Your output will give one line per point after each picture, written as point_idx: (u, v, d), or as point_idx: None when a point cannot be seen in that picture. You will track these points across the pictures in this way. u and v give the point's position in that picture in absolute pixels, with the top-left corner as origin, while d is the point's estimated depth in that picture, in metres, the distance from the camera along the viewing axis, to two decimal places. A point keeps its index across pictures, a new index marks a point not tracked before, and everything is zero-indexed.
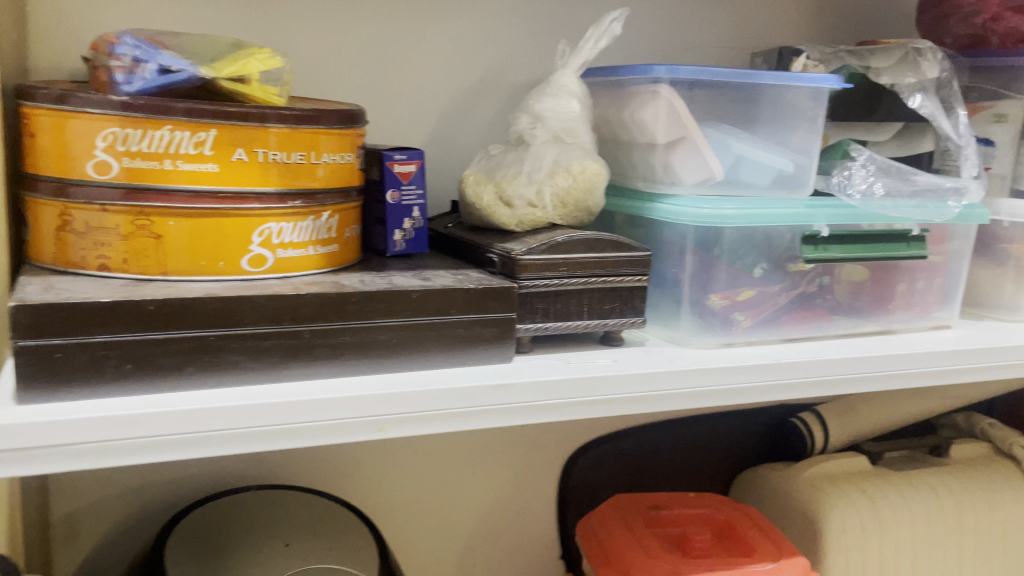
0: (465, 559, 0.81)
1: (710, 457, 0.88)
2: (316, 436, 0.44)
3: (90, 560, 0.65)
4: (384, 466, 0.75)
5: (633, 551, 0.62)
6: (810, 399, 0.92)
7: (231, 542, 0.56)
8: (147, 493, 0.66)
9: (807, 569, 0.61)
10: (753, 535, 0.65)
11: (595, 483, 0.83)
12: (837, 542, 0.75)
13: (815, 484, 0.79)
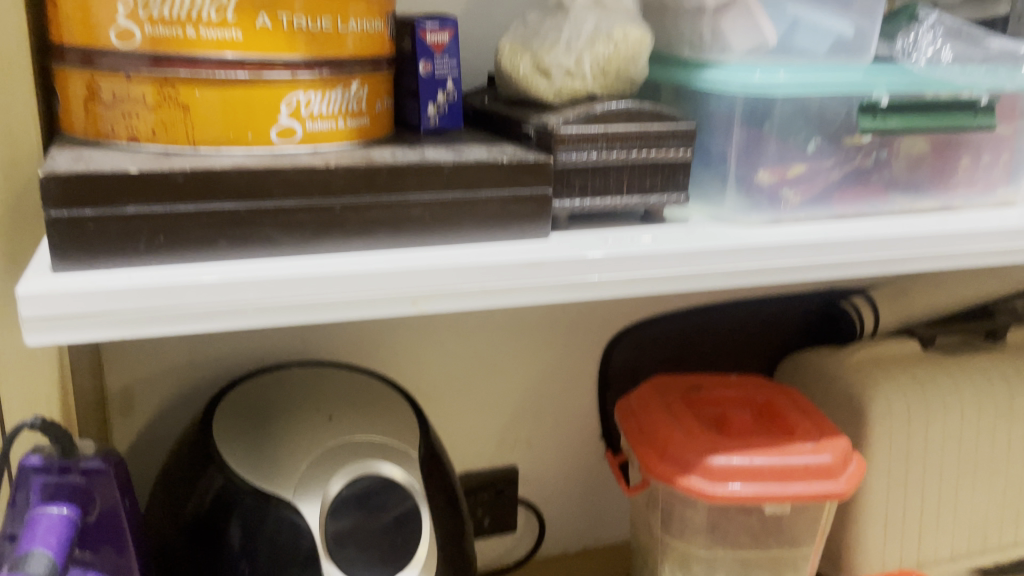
0: (507, 437, 0.82)
1: (754, 341, 0.87)
2: (350, 310, 0.44)
3: (146, 430, 0.68)
4: (426, 345, 0.76)
5: (671, 429, 0.62)
6: (860, 284, 0.89)
7: (276, 412, 0.58)
8: (197, 368, 0.68)
9: (848, 450, 0.60)
10: (794, 416, 0.64)
11: (636, 364, 0.84)
12: (881, 424, 0.75)
13: (860, 368, 0.77)
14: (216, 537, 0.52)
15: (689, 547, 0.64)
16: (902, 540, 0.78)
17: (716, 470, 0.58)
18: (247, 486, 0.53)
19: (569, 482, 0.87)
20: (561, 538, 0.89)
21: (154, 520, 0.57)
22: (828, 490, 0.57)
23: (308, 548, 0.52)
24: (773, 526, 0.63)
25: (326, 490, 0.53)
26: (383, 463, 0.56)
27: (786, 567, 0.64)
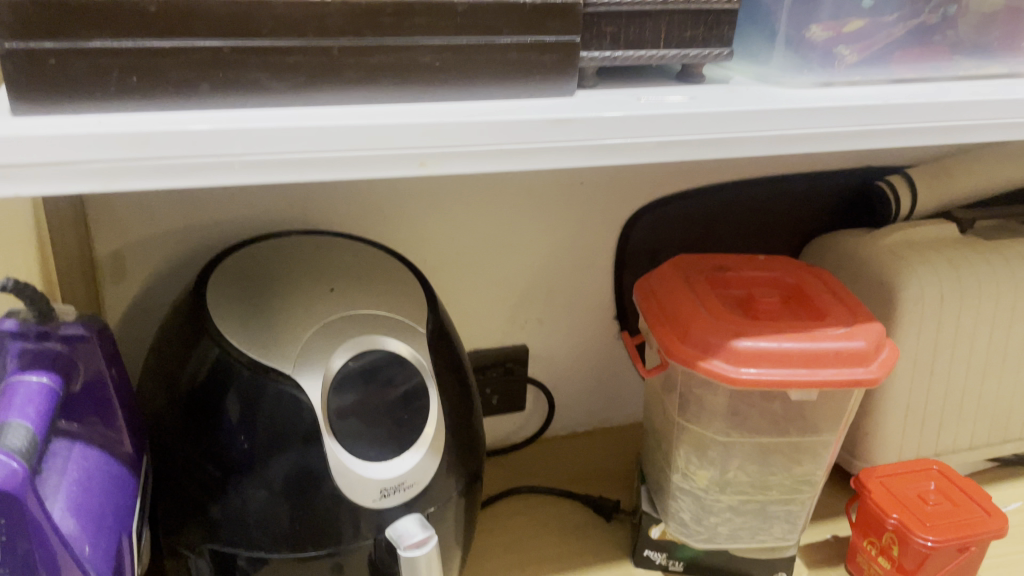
0: (518, 315, 0.79)
1: (781, 220, 0.82)
2: (351, 169, 0.39)
3: (140, 298, 0.65)
4: (435, 216, 0.71)
5: (694, 310, 0.58)
6: (898, 163, 0.84)
7: (273, 281, 0.54)
8: (191, 234, 0.64)
9: (881, 336, 0.57)
10: (824, 299, 0.61)
11: (655, 244, 0.79)
12: (912, 310, 0.71)
13: (894, 253, 0.73)
14: (212, 410, 0.50)
15: (704, 431, 0.62)
16: (922, 430, 0.77)
17: (742, 354, 0.54)
18: (244, 359, 0.50)
19: (580, 363, 0.85)
20: (570, 418, 0.88)
21: (150, 391, 0.54)
22: (859, 377, 0.54)
23: (310, 423, 0.49)
24: (794, 413, 0.60)
25: (329, 364, 0.50)
26: (389, 338, 0.52)
27: (804, 454, 0.62)
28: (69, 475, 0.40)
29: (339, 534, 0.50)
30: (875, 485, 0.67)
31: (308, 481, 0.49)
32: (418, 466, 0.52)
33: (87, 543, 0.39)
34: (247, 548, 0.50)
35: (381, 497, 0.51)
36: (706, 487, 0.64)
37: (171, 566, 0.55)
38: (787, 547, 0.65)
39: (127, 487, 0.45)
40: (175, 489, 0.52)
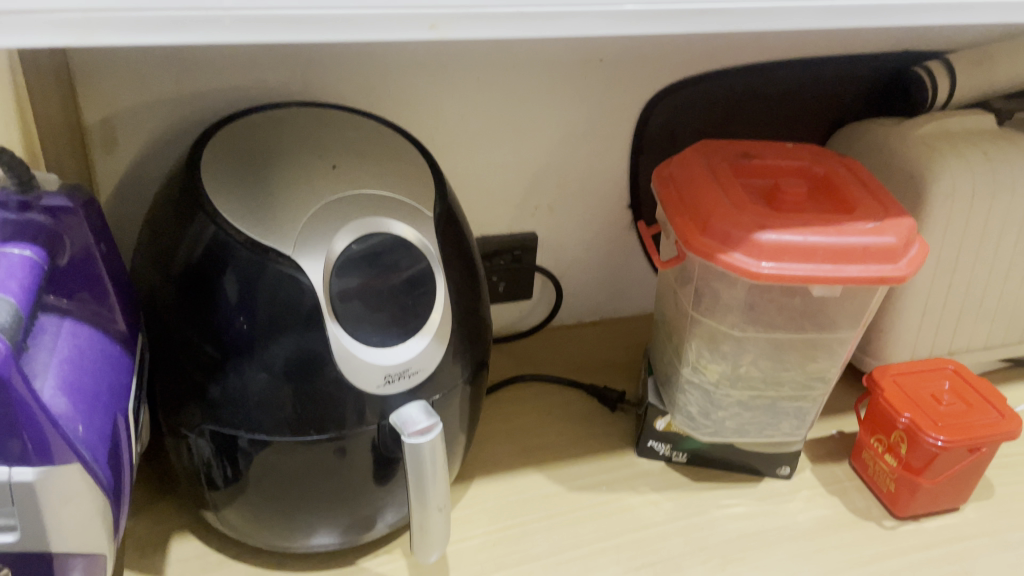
0: (528, 202, 0.76)
1: (808, 107, 0.78)
2: (355, 31, 0.35)
3: (134, 171, 0.62)
4: (444, 92, 0.67)
5: (717, 200, 0.55)
6: (938, 48, 0.78)
7: (271, 155, 0.50)
8: (186, 103, 0.60)
9: (912, 231, 0.54)
10: (854, 191, 0.58)
11: (674, 128, 0.75)
12: (941, 206, 0.68)
13: (928, 145, 0.69)
14: (209, 290, 0.48)
15: (718, 325, 0.60)
16: (939, 328, 0.76)
17: (766, 248, 0.52)
18: (242, 238, 0.47)
19: (591, 252, 0.82)
20: (578, 308, 0.86)
21: (145, 268, 0.52)
22: (886, 274, 0.52)
23: (311, 306, 0.47)
24: (814, 309, 0.58)
25: (331, 247, 0.48)
26: (394, 221, 0.50)
27: (819, 350, 0.60)
28: (58, 353, 0.38)
29: (342, 419, 0.49)
30: (889, 385, 0.67)
31: (308, 365, 0.48)
32: (425, 353, 0.51)
33: (80, 423, 0.37)
34: (248, 430, 0.49)
35: (385, 384, 0.49)
36: (716, 381, 0.62)
37: (172, 444, 0.54)
38: (795, 442, 0.65)
39: (122, 365, 0.43)
40: (172, 369, 0.50)
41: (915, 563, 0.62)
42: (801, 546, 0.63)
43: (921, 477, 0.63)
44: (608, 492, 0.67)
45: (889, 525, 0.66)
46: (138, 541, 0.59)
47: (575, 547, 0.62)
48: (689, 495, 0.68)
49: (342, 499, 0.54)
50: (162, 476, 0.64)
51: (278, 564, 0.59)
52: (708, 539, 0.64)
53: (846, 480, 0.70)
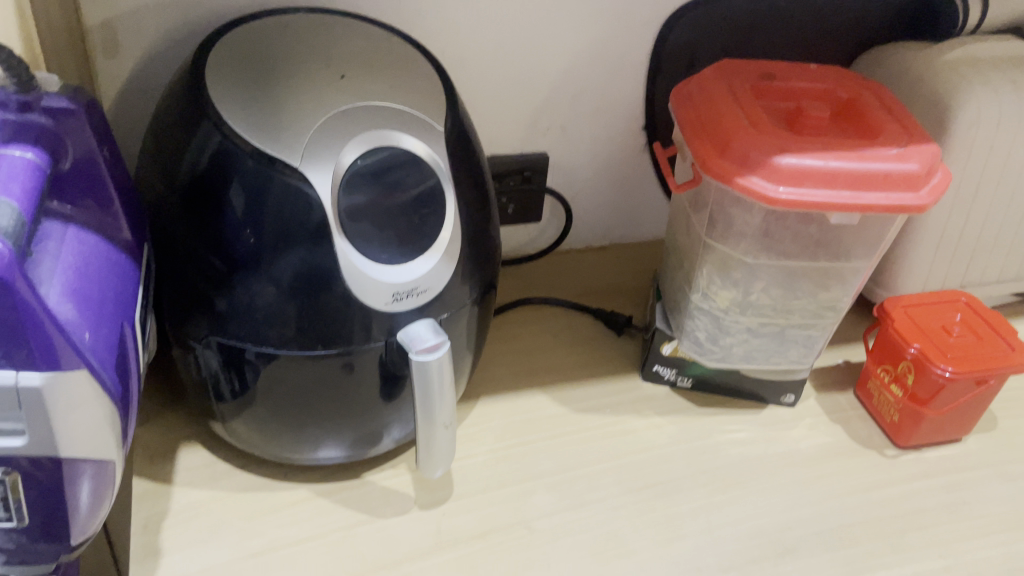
0: (540, 121, 0.74)
1: (833, 28, 0.75)
2: None
3: (137, 77, 0.60)
4: (457, 3, 0.65)
5: (736, 121, 0.54)
6: None
7: (277, 62, 0.49)
8: (190, 7, 0.58)
9: (936, 159, 0.52)
10: (878, 116, 0.56)
11: (694, 47, 0.73)
12: (965, 136, 0.66)
13: (956, 71, 0.67)
14: (215, 201, 0.47)
15: (731, 252, 0.59)
16: (952, 261, 0.75)
17: (784, 172, 0.50)
18: (248, 148, 0.46)
19: (602, 175, 0.81)
20: (587, 232, 0.85)
21: (150, 178, 0.51)
22: (907, 202, 0.50)
23: (320, 220, 0.46)
24: (829, 238, 0.57)
25: (340, 160, 0.46)
26: (405, 135, 0.48)
27: (832, 280, 0.60)
28: (63, 260, 0.37)
29: (349, 335, 0.49)
30: (900, 315, 0.67)
31: (316, 280, 0.47)
32: (434, 271, 0.50)
33: (86, 330, 0.37)
34: (255, 343, 0.49)
35: (393, 301, 0.49)
36: (726, 308, 0.62)
37: (179, 355, 0.54)
38: (799, 370, 0.65)
39: (127, 274, 0.43)
40: (179, 280, 0.50)
41: (914, 492, 0.63)
42: (802, 472, 0.64)
43: (926, 408, 0.63)
44: (612, 414, 0.68)
45: (889, 455, 0.66)
46: (146, 449, 0.60)
47: (578, 467, 0.63)
48: (692, 420, 0.68)
49: (349, 414, 0.54)
50: (170, 386, 0.65)
51: (285, 475, 0.60)
52: (710, 462, 0.64)
53: (849, 409, 0.70)
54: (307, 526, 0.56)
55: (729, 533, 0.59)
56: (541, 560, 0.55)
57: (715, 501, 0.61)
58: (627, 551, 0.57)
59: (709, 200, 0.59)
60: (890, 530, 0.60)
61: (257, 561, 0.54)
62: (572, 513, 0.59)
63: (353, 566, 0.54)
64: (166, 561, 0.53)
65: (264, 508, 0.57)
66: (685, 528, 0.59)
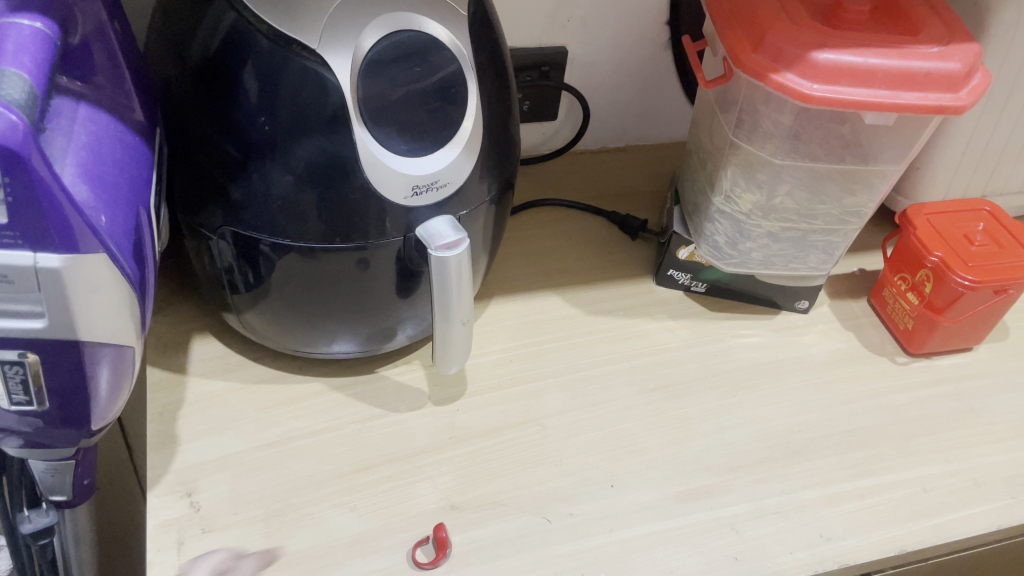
0: (560, 12, 0.72)
1: None
2: None
3: None
4: None
5: (773, 13, 0.51)
6: None
7: None
8: None
9: (978, 58, 0.50)
10: (921, 13, 0.53)
11: None
12: (1002, 36, 0.64)
13: None
14: (229, 84, 0.45)
15: (758, 153, 0.58)
16: (976, 169, 0.74)
17: (820, 68, 0.48)
18: (263, 27, 0.43)
19: (621, 72, 0.79)
20: (603, 132, 0.84)
21: (159, 59, 0.49)
22: (946, 103, 0.49)
23: (338, 107, 0.44)
24: (859, 140, 0.56)
25: (360, 44, 0.44)
26: (427, 20, 0.46)
27: (859, 184, 0.58)
28: (75, 139, 0.36)
29: (367, 229, 0.48)
30: (922, 224, 0.66)
31: (334, 169, 0.46)
32: (453, 165, 0.49)
33: (103, 213, 0.36)
34: (271, 234, 0.48)
35: (412, 195, 0.48)
36: (748, 212, 0.61)
37: (192, 244, 0.53)
38: (817, 276, 0.64)
39: (140, 157, 0.41)
40: (192, 167, 0.49)
41: (923, 399, 0.64)
42: (813, 377, 0.64)
43: (942, 316, 0.63)
44: (626, 316, 0.68)
45: (901, 362, 0.67)
46: (160, 339, 0.60)
47: (591, 367, 0.63)
48: (706, 323, 0.68)
49: (365, 310, 0.54)
50: (183, 277, 0.65)
51: (299, 368, 0.60)
52: (722, 366, 0.64)
53: (862, 317, 0.70)
54: (323, 418, 0.57)
55: (737, 434, 0.59)
56: (554, 456, 0.56)
57: (726, 404, 0.61)
58: (638, 449, 0.57)
59: (738, 98, 0.57)
60: (898, 435, 0.61)
61: (274, 451, 0.54)
62: (584, 412, 0.60)
63: (369, 457, 0.54)
64: (184, 448, 0.53)
65: (280, 400, 0.57)
66: (696, 429, 0.59)
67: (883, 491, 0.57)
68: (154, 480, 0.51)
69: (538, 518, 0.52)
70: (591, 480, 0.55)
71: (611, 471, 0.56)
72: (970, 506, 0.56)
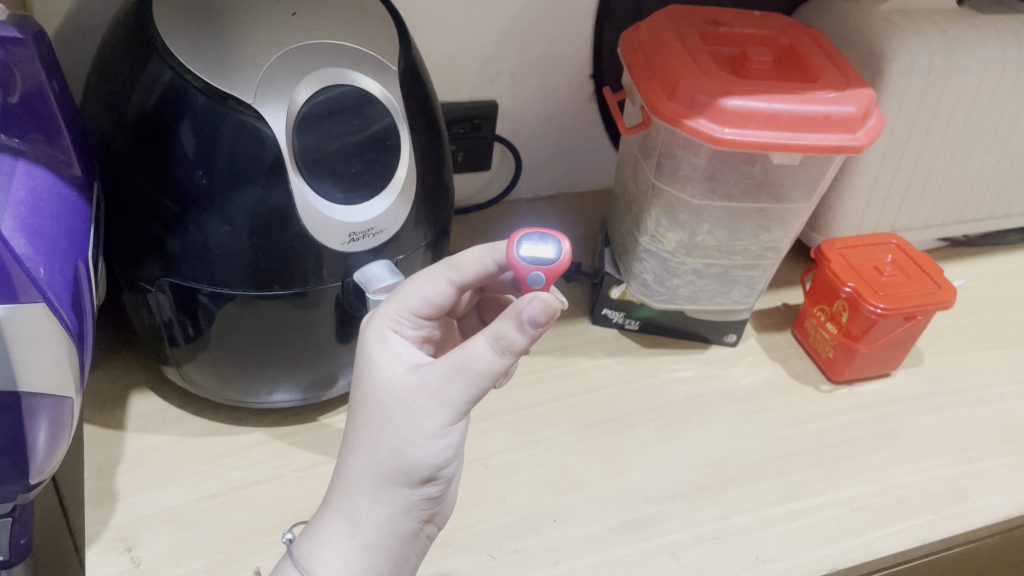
0: (489, 67, 0.75)
1: None
2: None
3: (75, 14, 0.59)
4: None
5: (684, 64, 0.55)
6: None
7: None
8: None
9: (871, 103, 0.55)
10: (819, 62, 0.58)
11: None
12: (897, 82, 0.70)
13: (890, 21, 0.71)
14: (166, 140, 0.46)
15: (679, 195, 0.61)
16: (884, 206, 0.79)
17: (729, 113, 0.52)
18: (199, 84, 0.45)
19: (551, 123, 0.82)
20: (536, 181, 0.87)
21: (96, 116, 0.50)
22: (845, 142, 0.53)
23: (273, 157, 0.46)
24: (770, 179, 0.59)
25: (294, 97, 0.46)
26: (360, 74, 0.48)
27: (773, 222, 0.62)
28: (13, 195, 0.37)
29: (305, 275, 0.49)
30: (835, 257, 0.71)
31: (271, 217, 0.47)
32: (389, 211, 0.51)
33: (41, 265, 0.37)
34: (209, 285, 0.49)
35: (349, 241, 0.49)
36: (673, 250, 0.64)
37: (130, 299, 0.54)
38: (742, 310, 0.68)
39: (78, 211, 0.42)
40: (130, 221, 0.49)
41: (847, 424, 0.67)
42: (744, 407, 0.67)
43: (859, 343, 0.67)
44: (564, 356, 0.70)
45: (825, 389, 0.70)
46: (97, 396, 0.60)
47: (532, 406, 0.65)
48: (640, 359, 0.70)
49: (304, 357, 0.55)
50: (121, 332, 0.65)
51: (240, 419, 0.60)
52: (657, 400, 0.67)
53: (787, 348, 0.74)
54: (265, 468, 0.57)
55: (674, 464, 0.61)
56: (497, 493, 0.57)
57: (662, 436, 0.64)
58: (579, 483, 0.59)
59: (657, 144, 0.61)
60: (825, 459, 0.63)
61: (216, 502, 0.54)
62: (526, 449, 0.61)
63: (312, 503, 0.55)
64: (122, 504, 0.53)
65: (221, 451, 0.57)
66: (634, 461, 0.61)
67: (813, 513, 0.59)
68: (93, 537, 0.51)
69: (483, 555, 0.53)
70: (534, 515, 0.56)
71: (553, 505, 0.57)
72: (894, 523, 0.59)
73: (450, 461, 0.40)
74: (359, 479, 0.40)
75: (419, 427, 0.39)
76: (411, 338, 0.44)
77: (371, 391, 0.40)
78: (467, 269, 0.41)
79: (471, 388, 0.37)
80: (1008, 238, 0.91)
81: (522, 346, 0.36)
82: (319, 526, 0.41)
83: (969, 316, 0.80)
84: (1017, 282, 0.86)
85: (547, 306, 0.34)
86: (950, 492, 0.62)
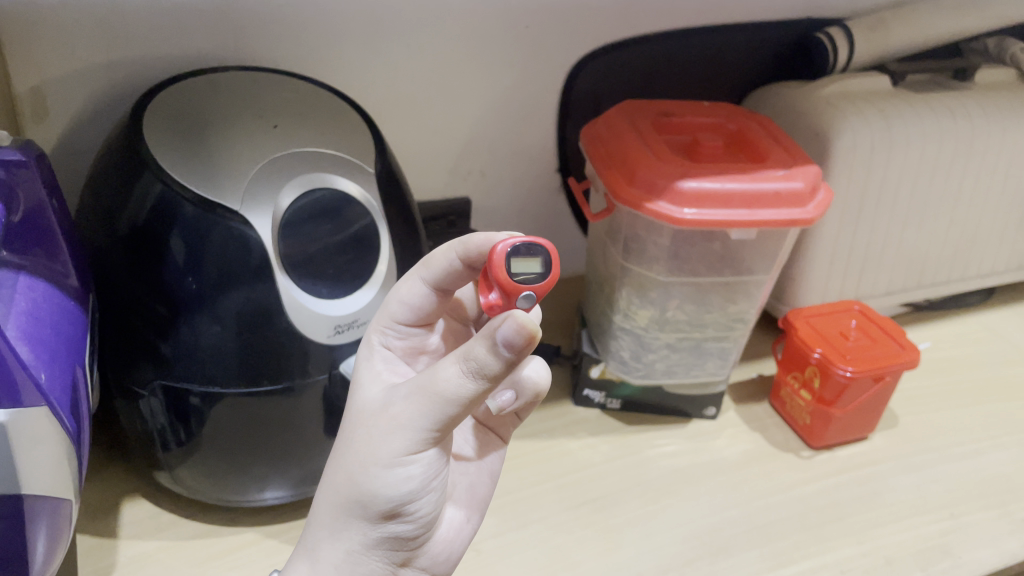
0: (461, 166, 0.80)
1: (716, 72, 0.85)
2: None
3: (66, 137, 0.63)
4: (377, 61, 0.70)
5: (641, 153, 0.59)
6: (830, 18, 0.87)
7: (212, 123, 0.51)
8: (119, 72, 0.62)
9: (817, 178, 0.59)
10: (766, 144, 0.63)
11: (597, 92, 0.81)
12: (842, 157, 0.75)
13: (830, 102, 0.76)
14: (157, 249, 0.49)
15: (647, 273, 0.67)
16: (845, 275, 0.83)
17: (685, 194, 0.56)
18: (189, 195, 0.48)
19: (523, 216, 0.86)
20: None
21: (91, 232, 0.53)
22: (797, 216, 0.57)
23: (261, 260, 0.49)
24: (730, 254, 0.65)
25: (278, 203, 0.49)
26: (339, 178, 0.52)
27: (738, 294, 0.68)
28: (15, 306, 0.39)
29: (292, 369, 0.51)
30: (803, 326, 0.74)
31: (260, 316, 0.49)
32: (372, 303, 0.53)
33: (42, 371, 0.39)
34: (201, 385, 0.51)
35: (334, 334, 0.52)
36: (645, 325, 0.69)
37: (124, 407, 0.55)
38: (718, 381, 0.72)
39: (74, 318, 0.44)
40: (124, 329, 0.51)
41: (829, 488, 0.68)
42: (728, 477, 0.68)
43: (833, 408, 0.70)
44: (549, 438, 0.71)
45: (805, 455, 0.72)
46: (89, 506, 0.60)
47: (522, 489, 0.66)
48: (623, 437, 0.72)
49: (293, 451, 0.55)
50: (113, 442, 0.66)
51: (232, 521, 0.61)
52: (643, 475, 0.68)
53: (765, 418, 0.76)
54: (259, 567, 0.57)
55: (663, 537, 0.62)
56: None
57: (650, 511, 0.64)
58: (572, 563, 0.59)
59: (624, 228, 0.66)
60: (811, 523, 0.64)
61: None
62: (517, 532, 0.62)
63: None
64: None
65: (215, 552, 0.58)
66: (624, 537, 0.62)
67: None
68: None
69: None
70: None
71: None
72: None
73: (410, 495, 0.40)
74: (324, 507, 0.41)
75: (374, 454, 0.39)
76: (399, 349, 0.47)
77: (352, 415, 0.42)
78: (428, 270, 0.44)
79: (431, 411, 0.37)
80: (968, 301, 0.95)
81: (490, 366, 0.34)
82: (293, 558, 0.43)
83: (938, 377, 0.83)
84: (982, 342, 0.89)
85: (521, 330, 0.33)
86: (936, 548, 0.62)
